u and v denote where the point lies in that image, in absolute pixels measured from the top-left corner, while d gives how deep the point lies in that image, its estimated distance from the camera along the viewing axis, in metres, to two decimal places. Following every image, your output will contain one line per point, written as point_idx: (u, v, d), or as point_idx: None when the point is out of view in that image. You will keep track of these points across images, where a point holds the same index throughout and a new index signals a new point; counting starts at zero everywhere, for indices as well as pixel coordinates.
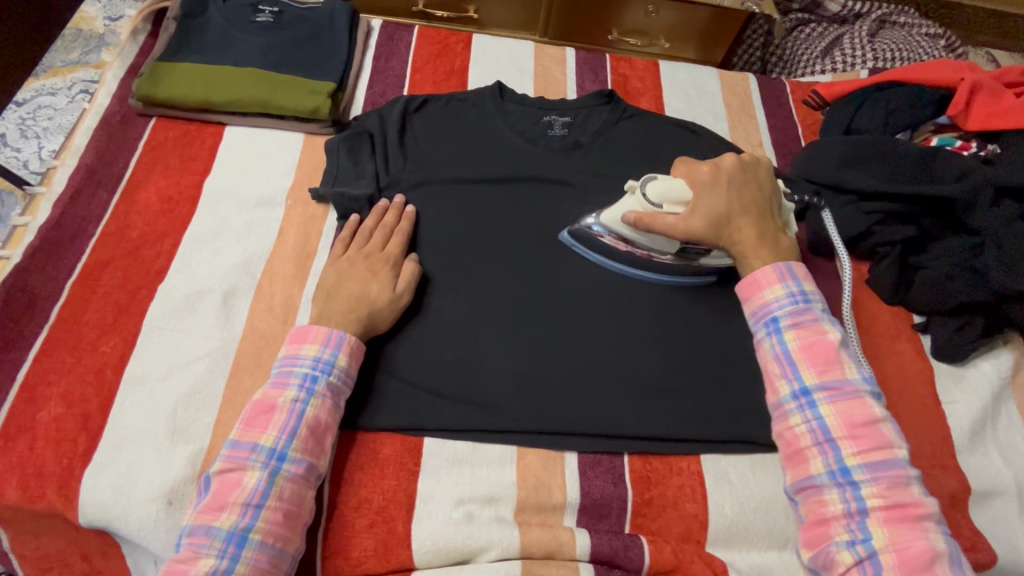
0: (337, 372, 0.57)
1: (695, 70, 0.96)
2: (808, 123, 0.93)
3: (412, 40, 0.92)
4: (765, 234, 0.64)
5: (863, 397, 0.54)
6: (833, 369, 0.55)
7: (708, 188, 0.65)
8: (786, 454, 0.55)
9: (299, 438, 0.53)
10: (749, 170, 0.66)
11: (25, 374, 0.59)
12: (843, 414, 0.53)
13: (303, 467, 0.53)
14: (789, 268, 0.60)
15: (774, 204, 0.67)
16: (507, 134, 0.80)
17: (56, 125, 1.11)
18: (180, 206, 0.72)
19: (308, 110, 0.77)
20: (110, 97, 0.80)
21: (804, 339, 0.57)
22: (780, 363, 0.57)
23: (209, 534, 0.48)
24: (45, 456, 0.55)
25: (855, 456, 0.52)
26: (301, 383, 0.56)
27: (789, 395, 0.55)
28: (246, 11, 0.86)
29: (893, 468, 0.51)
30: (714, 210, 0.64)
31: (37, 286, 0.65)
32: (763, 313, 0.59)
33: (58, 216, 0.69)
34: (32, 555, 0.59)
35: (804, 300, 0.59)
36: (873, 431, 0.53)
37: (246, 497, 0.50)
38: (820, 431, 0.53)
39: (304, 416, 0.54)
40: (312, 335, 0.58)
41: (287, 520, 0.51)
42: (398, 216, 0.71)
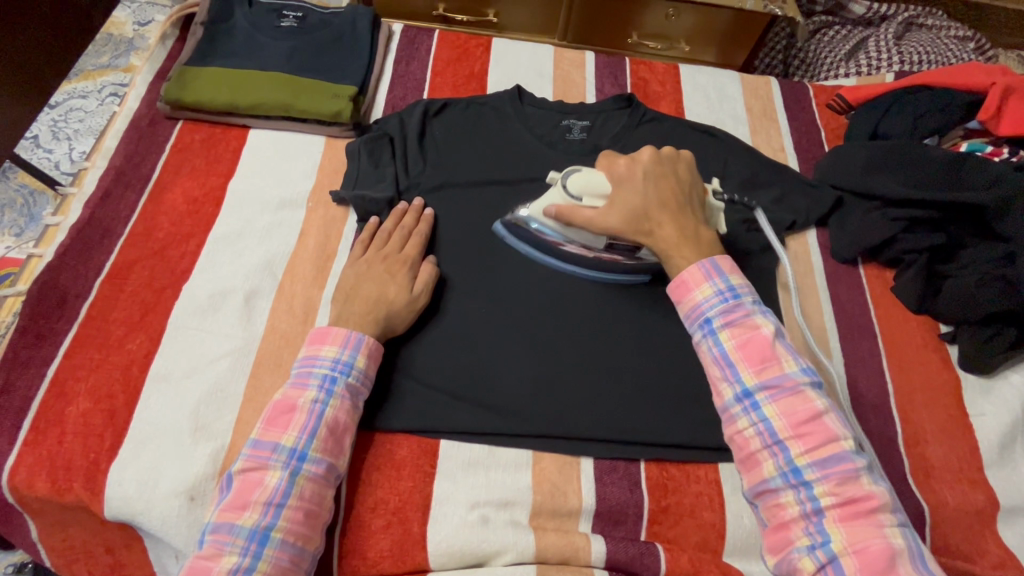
0: (356, 373, 0.58)
1: (716, 74, 0.95)
2: (832, 128, 0.91)
3: (432, 44, 0.93)
4: (685, 229, 0.62)
5: (804, 391, 0.53)
6: (771, 366, 0.54)
7: (626, 181, 0.64)
8: (740, 458, 0.54)
9: (318, 439, 0.54)
10: (671, 163, 0.65)
11: (56, 369, 0.61)
12: (787, 413, 0.52)
13: (322, 467, 0.53)
14: (714, 264, 0.59)
15: (697, 199, 0.66)
16: (525, 137, 0.81)
17: (87, 127, 1.14)
18: (205, 207, 0.73)
19: (330, 114, 0.78)
20: (139, 101, 0.82)
21: (738, 337, 0.55)
22: (719, 366, 0.55)
23: (233, 532, 0.49)
24: (73, 450, 0.57)
25: (804, 455, 0.50)
26: (321, 384, 0.56)
27: (733, 399, 0.54)
28: (271, 16, 0.87)
29: (843, 462, 0.50)
30: (632, 206, 0.63)
31: (67, 284, 0.66)
32: (695, 315, 0.58)
33: (89, 217, 0.71)
34: (59, 546, 0.60)
35: (733, 296, 0.57)
36: (819, 426, 0.51)
37: (268, 496, 0.51)
38: (768, 433, 0.52)
39: (323, 416, 0.55)
40: (331, 336, 0.59)
41: (307, 520, 0.52)
42: (417, 219, 0.71)
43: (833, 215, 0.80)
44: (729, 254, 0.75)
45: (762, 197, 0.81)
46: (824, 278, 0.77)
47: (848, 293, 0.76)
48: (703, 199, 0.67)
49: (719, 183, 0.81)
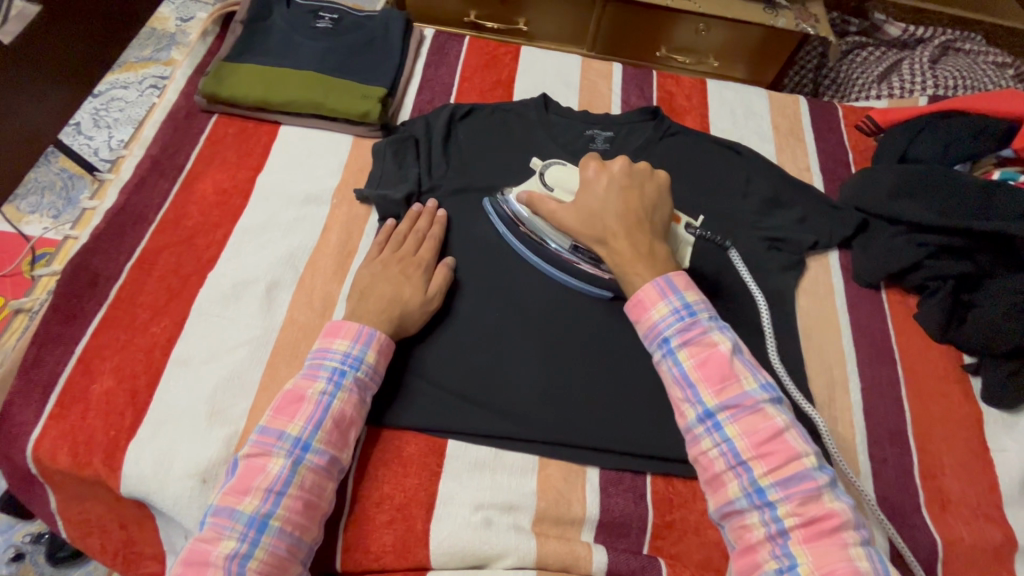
0: (365, 368, 0.59)
1: (743, 90, 0.95)
2: (860, 149, 0.90)
3: (462, 50, 0.95)
4: (640, 246, 0.62)
5: (763, 409, 0.52)
6: (730, 385, 0.53)
7: (588, 191, 0.65)
8: (705, 480, 0.53)
9: (323, 430, 0.55)
10: (636, 177, 0.66)
11: (83, 348, 0.63)
12: (747, 433, 0.52)
13: (325, 459, 0.54)
14: (669, 282, 0.58)
15: (660, 220, 0.65)
16: (549, 144, 0.82)
17: (126, 117, 1.18)
18: (234, 199, 0.75)
19: (358, 114, 0.80)
20: (178, 93, 0.85)
21: (697, 356, 0.55)
22: (680, 387, 0.55)
23: (233, 516, 0.50)
24: (95, 426, 0.59)
25: (766, 475, 0.50)
26: (330, 376, 0.57)
27: (695, 419, 0.54)
28: (307, 17, 0.89)
29: (805, 481, 0.50)
30: (588, 209, 0.64)
31: (99, 265, 0.68)
32: (654, 335, 0.57)
33: (124, 202, 0.74)
34: (75, 519, 0.62)
35: (690, 315, 0.57)
36: (779, 445, 0.51)
37: (269, 484, 0.52)
38: (730, 454, 0.52)
39: (329, 408, 0.56)
40: (344, 330, 0.60)
41: (306, 510, 0.52)
42: (430, 222, 0.73)
43: (858, 238, 0.79)
44: (747, 272, 0.75)
45: (783, 216, 0.80)
46: (844, 301, 0.76)
47: (868, 318, 0.75)
48: (667, 220, 0.66)
49: (740, 199, 0.81)
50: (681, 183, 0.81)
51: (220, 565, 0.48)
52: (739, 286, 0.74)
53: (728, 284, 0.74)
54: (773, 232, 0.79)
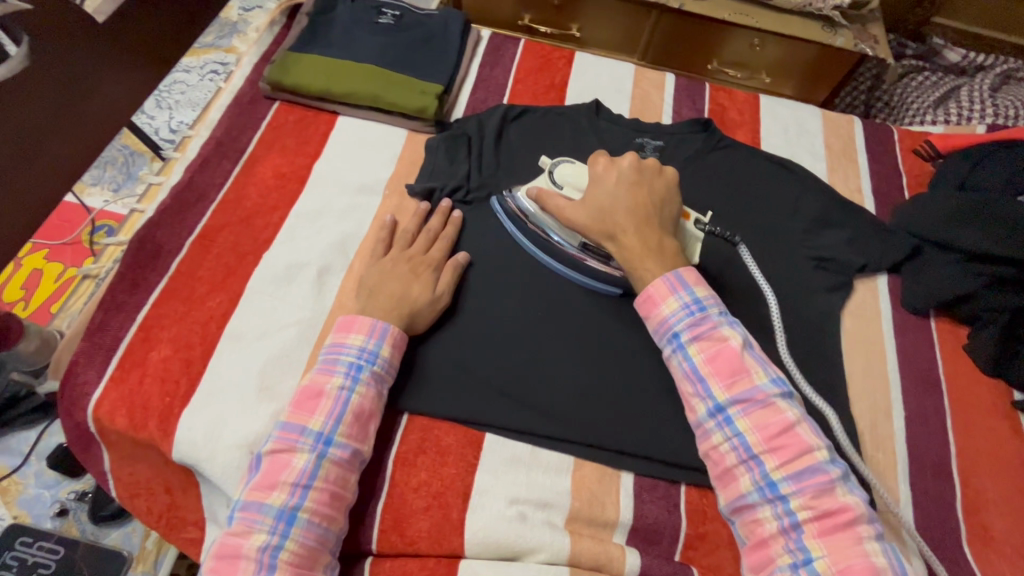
0: (381, 362, 0.60)
1: (797, 107, 0.94)
2: (915, 174, 0.89)
3: (517, 52, 0.96)
4: (648, 240, 0.63)
5: (774, 403, 0.54)
6: (741, 379, 0.55)
7: (598, 183, 0.67)
8: (716, 474, 0.55)
9: (344, 424, 0.56)
10: (645, 173, 0.67)
11: (144, 316, 0.66)
12: (758, 427, 0.53)
13: (348, 452, 0.56)
14: (679, 277, 0.60)
15: (668, 215, 0.66)
16: (598, 149, 0.83)
17: (187, 99, 1.23)
18: (291, 183, 0.78)
19: (415, 109, 0.82)
20: (244, 80, 0.88)
21: (707, 351, 0.57)
22: (691, 381, 0.57)
23: (262, 510, 0.52)
24: (150, 391, 0.61)
25: (778, 468, 0.52)
26: (347, 371, 0.58)
27: (705, 413, 0.56)
28: (370, 11, 0.91)
29: (818, 474, 0.51)
30: (600, 206, 0.65)
31: (163, 239, 0.71)
32: (664, 330, 0.59)
33: (189, 180, 0.76)
34: (125, 479, 0.65)
35: (700, 310, 0.59)
36: (791, 439, 0.52)
37: (296, 478, 0.53)
38: (742, 447, 0.53)
39: (349, 403, 0.57)
40: (357, 325, 0.61)
41: (332, 502, 0.54)
42: (444, 221, 0.73)
43: (910, 262, 0.77)
44: (791, 289, 0.75)
45: (832, 236, 0.79)
46: (892, 326, 0.75)
47: (916, 345, 0.74)
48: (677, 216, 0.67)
49: (789, 217, 0.80)
50: (730, 196, 0.81)
51: (253, 557, 0.50)
52: (784, 303, 0.73)
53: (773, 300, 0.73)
54: (821, 251, 0.78)
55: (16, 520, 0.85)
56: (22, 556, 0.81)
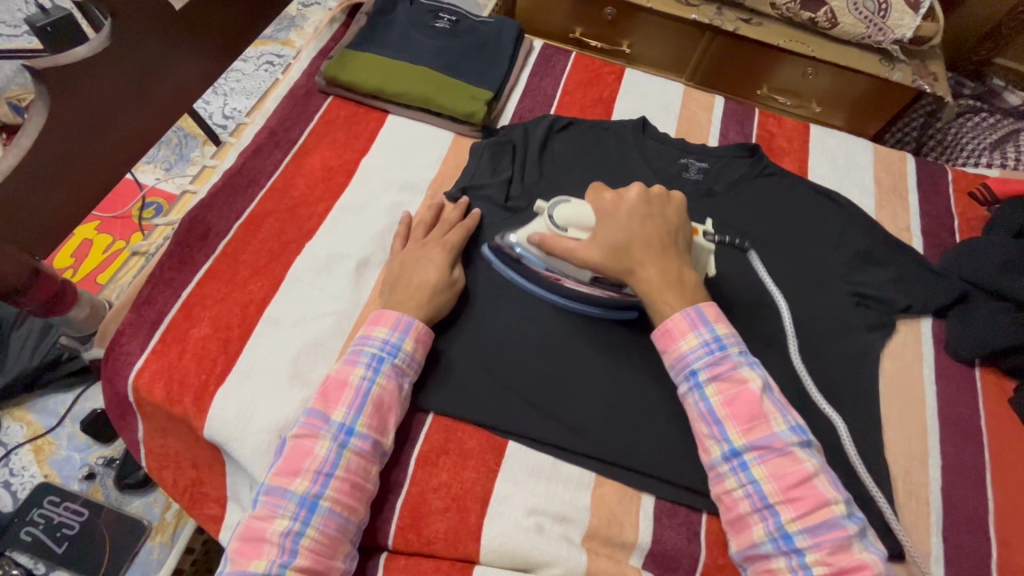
0: (403, 356, 0.61)
1: (848, 140, 0.92)
2: (968, 217, 0.86)
3: (568, 64, 0.97)
4: (668, 273, 0.61)
5: (792, 452, 0.52)
6: (758, 426, 0.54)
7: (608, 217, 0.63)
8: (730, 520, 0.54)
9: (365, 415, 0.56)
10: (654, 203, 0.64)
11: (188, 294, 0.67)
12: (775, 476, 0.52)
13: (368, 443, 0.56)
14: (699, 313, 0.59)
15: (682, 241, 0.64)
16: (642, 166, 0.82)
17: (242, 87, 1.26)
18: (338, 177, 0.79)
19: (464, 114, 0.84)
20: (301, 73, 0.90)
21: (725, 393, 0.56)
22: (706, 423, 0.56)
23: (285, 496, 0.52)
24: (188, 367, 0.63)
25: (793, 520, 0.50)
26: (369, 363, 0.59)
27: (721, 457, 0.54)
28: (427, 15, 0.93)
29: (834, 529, 0.49)
30: (616, 242, 0.61)
31: (212, 220, 0.73)
32: (680, 367, 0.58)
33: (241, 165, 0.79)
34: (155, 450, 0.66)
35: (719, 349, 0.57)
36: (808, 491, 0.51)
37: (318, 466, 0.53)
38: (757, 496, 0.52)
39: (369, 394, 0.57)
40: (383, 319, 0.62)
41: (352, 491, 0.54)
42: (462, 213, 0.75)
43: (957, 308, 0.75)
44: (831, 324, 0.73)
45: (877, 273, 0.77)
46: (934, 372, 0.73)
47: (957, 394, 0.71)
48: (689, 243, 0.65)
49: (832, 250, 0.79)
50: (772, 225, 0.80)
51: (275, 542, 0.50)
52: (821, 338, 0.72)
53: (810, 334, 0.72)
54: (864, 287, 0.76)
55: (46, 479, 0.88)
56: (48, 515, 0.84)
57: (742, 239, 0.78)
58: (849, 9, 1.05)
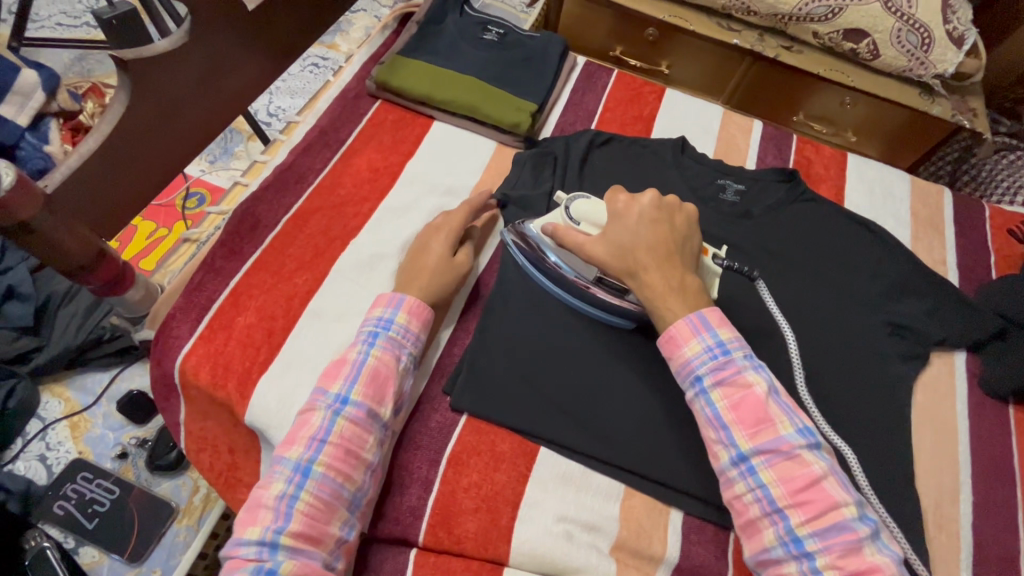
0: (398, 329, 0.62)
1: (884, 170, 0.93)
2: (1005, 253, 0.86)
3: (610, 82, 0.99)
4: (671, 278, 0.61)
5: (799, 454, 0.53)
6: (765, 429, 0.54)
7: (618, 219, 0.64)
8: (740, 524, 0.54)
9: (360, 383, 0.58)
10: (666, 209, 0.64)
11: (235, 283, 0.70)
12: (783, 480, 0.52)
13: (363, 411, 0.57)
14: (702, 318, 0.58)
15: (689, 252, 0.64)
16: (681, 186, 0.84)
17: (286, 86, 1.30)
18: (383, 178, 0.81)
19: (509, 124, 0.86)
20: (352, 77, 0.93)
21: (730, 397, 0.55)
22: (713, 428, 0.55)
23: (281, 464, 0.54)
24: (233, 354, 0.65)
25: (804, 524, 0.50)
26: (366, 339, 0.61)
27: (728, 462, 0.54)
28: (476, 27, 0.96)
29: (845, 532, 0.50)
30: (620, 242, 0.62)
31: (262, 213, 0.76)
32: (685, 372, 0.58)
33: (292, 162, 0.81)
34: (195, 433, 0.68)
35: (723, 353, 0.57)
36: (817, 494, 0.51)
37: (314, 433, 0.55)
38: (765, 500, 0.52)
39: (364, 365, 0.59)
40: (381, 300, 0.64)
41: (347, 458, 0.55)
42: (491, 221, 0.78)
43: (994, 343, 0.75)
44: (864, 352, 0.73)
45: (913, 304, 0.77)
46: (967, 406, 0.72)
47: (990, 430, 0.71)
48: (696, 253, 0.65)
49: (868, 278, 0.79)
50: (807, 249, 0.80)
51: (270, 505, 0.51)
52: (855, 365, 0.72)
53: (844, 360, 0.72)
54: (900, 317, 0.76)
55: (80, 455, 0.91)
56: (81, 490, 0.86)
57: (778, 262, 0.79)
58: (892, 42, 1.06)
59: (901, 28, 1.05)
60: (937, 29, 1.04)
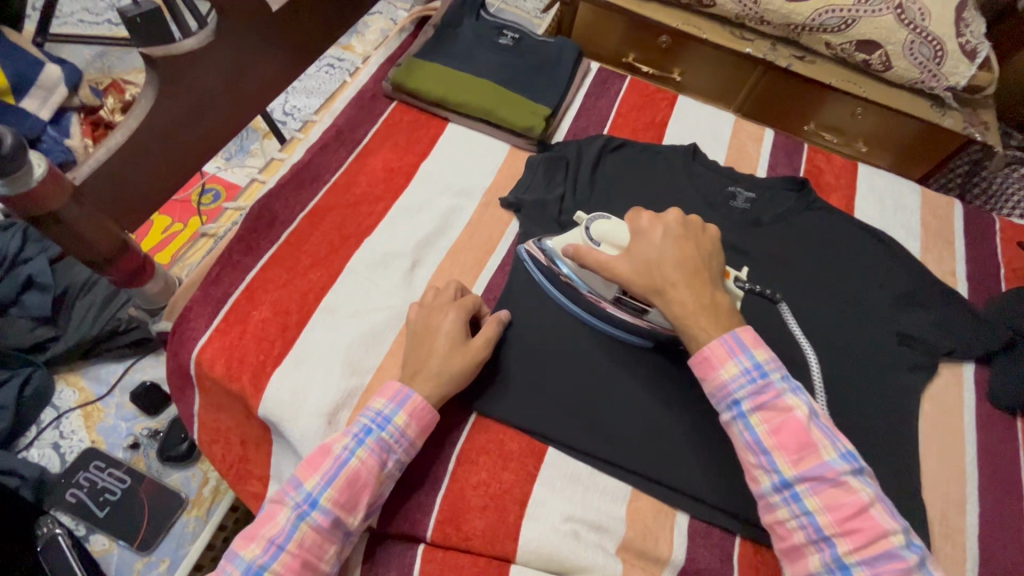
0: (392, 430, 0.57)
1: (895, 181, 0.93)
2: (1015, 266, 0.86)
3: (622, 88, 1.00)
4: (701, 297, 0.61)
5: (846, 481, 0.53)
6: (809, 455, 0.54)
7: (644, 239, 0.64)
8: (783, 549, 0.54)
9: (333, 488, 0.53)
10: (691, 229, 0.65)
11: (251, 278, 0.71)
12: (830, 507, 0.52)
13: (329, 519, 0.53)
14: (738, 340, 0.58)
15: (716, 270, 0.64)
16: (692, 193, 0.84)
17: (302, 86, 1.32)
18: (397, 178, 0.83)
19: (523, 127, 0.87)
20: (369, 78, 0.95)
21: (771, 421, 0.55)
22: (754, 453, 0.55)
23: (234, 560, 0.51)
24: (247, 347, 0.66)
25: (851, 552, 0.51)
26: (357, 433, 0.56)
27: (771, 488, 0.54)
28: (491, 31, 0.97)
29: (894, 559, 0.50)
30: (647, 260, 0.63)
31: (278, 210, 0.77)
32: (722, 395, 0.58)
33: (308, 160, 0.82)
34: (208, 424, 0.69)
35: (761, 376, 0.56)
36: (865, 522, 0.51)
37: (274, 535, 0.52)
38: (812, 527, 0.52)
39: (345, 466, 0.54)
40: (385, 388, 0.59)
41: (301, 570, 0.51)
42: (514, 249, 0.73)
43: (1003, 355, 0.75)
44: (873, 362, 0.73)
45: (922, 315, 0.77)
46: (975, 417, 0.73)
47: (998, 441, 0.71)
48: (722, 273, 0.65)
49: (878, 288, 0.79)
50: (817, 258, 0.81)
51: None
52: (863, 374, 0.72)
53: (852, 369, 0.72)
54: (909, 327, 0.76)
55: (92, 444, 0.92)
56: (93, 479, 0.88)
57: (787, 270, 0.79)
58: (904, 54, 1.07)
59: (913, 40, 1.05)
60: (950, 42, 1.05)
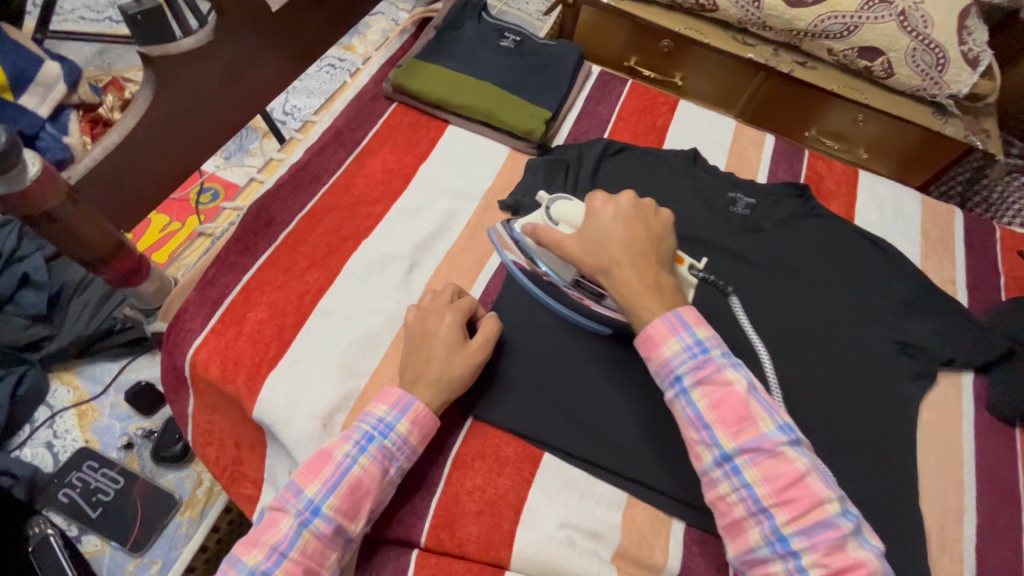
0: (394, 437, 0.56)
1: (896, 189, 0.93)
2: (1015, 275, 0.86)
3: (623, 91, 0.99)
4: (645, 276, 0.60)
5: (782, 451, 0.52)
6: (747, 427, 0.53)
7: (593, 218, 0.63)
8: (724, 524, 0.54)
9: (335, 495, 0.53)
10: (643, 209, 0.64)
11: (248, 279, 0.70)
12: (767, 478, 0.52)
13: (331, 526, 0.52)
14: (679, 318, 0.58)
15: (665, 251, 0.63)
16: (692, 198, 0.84)
17: (303, 86, 1.32)
18: (396, 180, 0.82)
19: (523, 130, 0.86)
20: (369, 79, 0.94)
21: (711, 396, 0.55)
22: (695, 428, 0.55)
23: (236, 567, 0.50)
24: (242, 349, 0.65)
25: (788, 523, 0.50)
26: (359, 440, 0.56)
27: (713, 463, 0.54)
28: (493, 34, 0.97)
29: (829, 527, 0.49)
30: (595, 238, 0.62)
31: (277, 211, 0.77)
32: (664, 371, 0.57)
33: (307, 161, 0.82)
34: (202, 426, 0.69)
35: (702, 352, 0.56)
36: (801, 492, 0.51)
37: (276, 542, 0.51)
38: (751, 499, 0.52)
39: (348, 473, 0.54)
40: (385, 395, 0.59)
41: None
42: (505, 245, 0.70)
43: (1002, 365, 0.75)
44: (872, 370, 0.73)
45: (922, 323, 0.77)
46: (975, 427, 0.72)
47: (997, 452, 0.71)
48: (671, 255, 0.64)
49: (877, 295, 0.79)
50: (817, 265, 0.80)
51: None
52: (862, 383, 0.72)
53: (851, 377, 0.72)
54: (909, 336, 0.76)
55: (86, 444, 0.92)
56: (86, 479, 0.87)
57: (787, 276, 0.79)
58: (906, 61, 1.07)
59: (916, 48, 1.05)
60: (953, 50, 1.05)
